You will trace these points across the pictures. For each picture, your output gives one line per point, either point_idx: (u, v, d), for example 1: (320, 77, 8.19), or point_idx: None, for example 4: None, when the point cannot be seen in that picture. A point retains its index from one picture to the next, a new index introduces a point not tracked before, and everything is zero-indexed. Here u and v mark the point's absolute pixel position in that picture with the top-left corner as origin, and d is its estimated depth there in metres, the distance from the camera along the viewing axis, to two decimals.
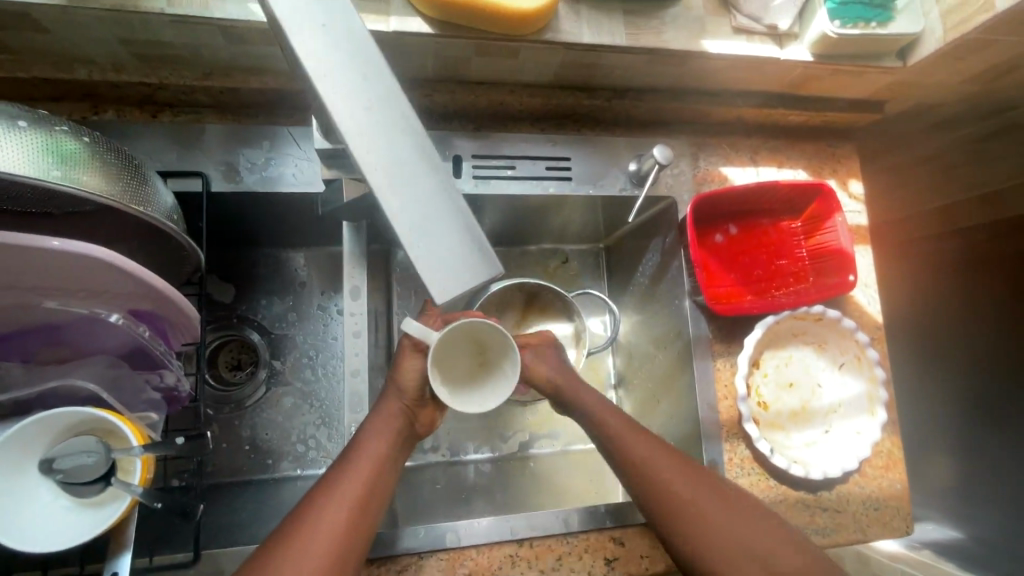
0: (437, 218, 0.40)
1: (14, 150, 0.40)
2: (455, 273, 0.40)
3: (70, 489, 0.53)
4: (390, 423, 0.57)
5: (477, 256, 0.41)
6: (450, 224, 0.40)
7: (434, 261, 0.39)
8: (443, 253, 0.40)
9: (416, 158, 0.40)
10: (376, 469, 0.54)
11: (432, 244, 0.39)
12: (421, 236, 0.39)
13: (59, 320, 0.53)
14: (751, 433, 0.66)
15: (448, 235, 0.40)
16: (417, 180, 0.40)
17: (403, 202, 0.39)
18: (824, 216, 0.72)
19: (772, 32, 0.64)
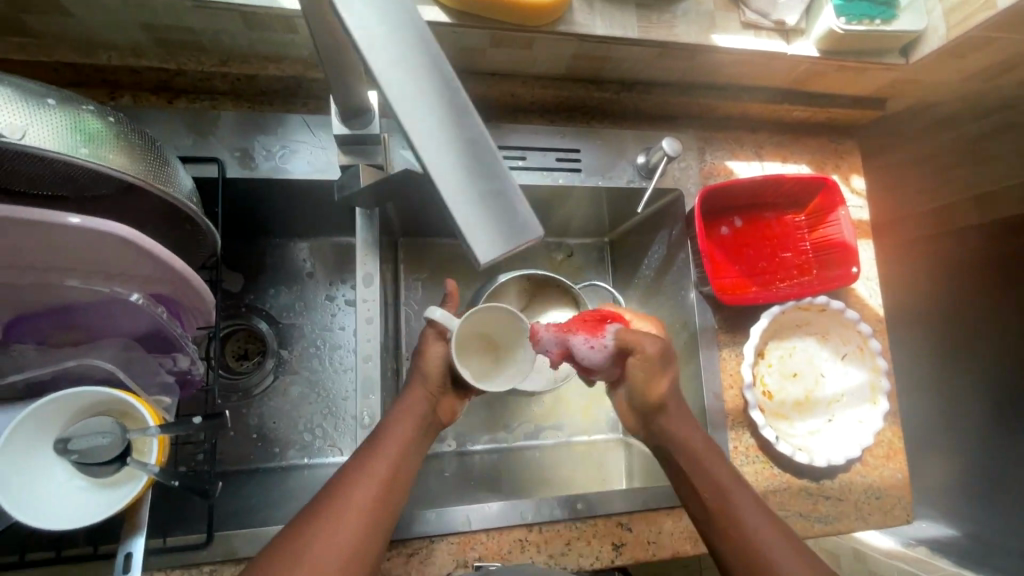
0: (478, 175, 0.32)
1: (44, 127, 0.40)
2: (501, 235, 0.32)
3: (86, 470, 0.53)
4: (410, 408, 0.58)
5: (529, 221, 0.33)
6: (493, 181, 0.32)
7: (496, 238, 0.32)
8: (504, 232, 0.32)
9: (452, 107, 0.33)
10: (404, 449, 0.55)
11: (477, 204, 0.32)
12: (460, 193, 0.32)
13: (77, 302, 0.53)
14: (757, 420, 0.67)
15: (490, 191, 0.32)
16: (456, 130, 0.32)
17: (441, 154, 0.32)
18: (827, 210, 0.73)
19: (780, 28, 0.65)
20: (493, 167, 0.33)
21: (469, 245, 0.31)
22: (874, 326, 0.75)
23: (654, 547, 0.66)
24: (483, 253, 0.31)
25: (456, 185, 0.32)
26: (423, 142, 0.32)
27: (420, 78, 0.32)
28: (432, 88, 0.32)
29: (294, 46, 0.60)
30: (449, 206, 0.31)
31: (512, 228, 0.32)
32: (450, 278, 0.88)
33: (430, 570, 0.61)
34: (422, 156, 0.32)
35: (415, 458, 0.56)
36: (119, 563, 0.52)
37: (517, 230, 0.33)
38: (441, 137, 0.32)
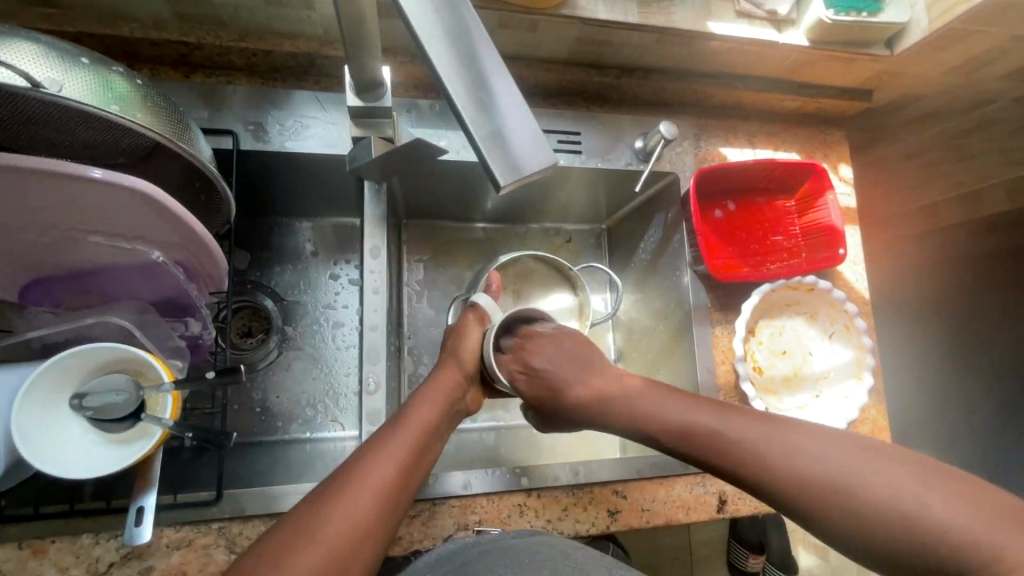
0: (496, 106, 0.35)
1: (77, 84, 0.42)
2: (519, 161, 0.35)
3: (99, 426, 0.55)
4: (437, 386, 0.59)
5: (544, 149, 0.36)
6: (510, 117, 0.35)
7: (514, 168, 0.35)
8: (522, 161, 0.35)
9: (472, 42, 0.35)
10: (426, 429, 0.54)
11: (497, 138, 0.35)
12: (483, 122, 0.35)
13: (92, 267, 0.55)
14: (747, 392, 0.70)
15: (509, 122, 0.35)
16: (476, 66, 0.35)
17: (464, 85, 0.35)
18: (816, 195, 0.77)
19: (772, 17, 0.69)
20: (511, 99, 0.36)
21: (491, 169, 0.35)
22: (861, 308, 0.78)
23: (647, 514, 0.68)
24: (504, 177, 0.35)
25: (479, 114, 0.35)
26: (447, 75, 0.35)
27: (444, 14, 0.35)
28: (454, 24, 0.35)
29: (310, 24, 0.63)
30: (473, 134, 0.35)
31: (529, 154, 0.35)
32: (451, 260, 0.90)
33: (432, 532, 0.63)
34: (447, 87, 0.35)
35: (436, 440, 0.55)
36: (131, 517, 0.53)
37: (533, 158, 0.35)
38: (463, 71, 0.35)
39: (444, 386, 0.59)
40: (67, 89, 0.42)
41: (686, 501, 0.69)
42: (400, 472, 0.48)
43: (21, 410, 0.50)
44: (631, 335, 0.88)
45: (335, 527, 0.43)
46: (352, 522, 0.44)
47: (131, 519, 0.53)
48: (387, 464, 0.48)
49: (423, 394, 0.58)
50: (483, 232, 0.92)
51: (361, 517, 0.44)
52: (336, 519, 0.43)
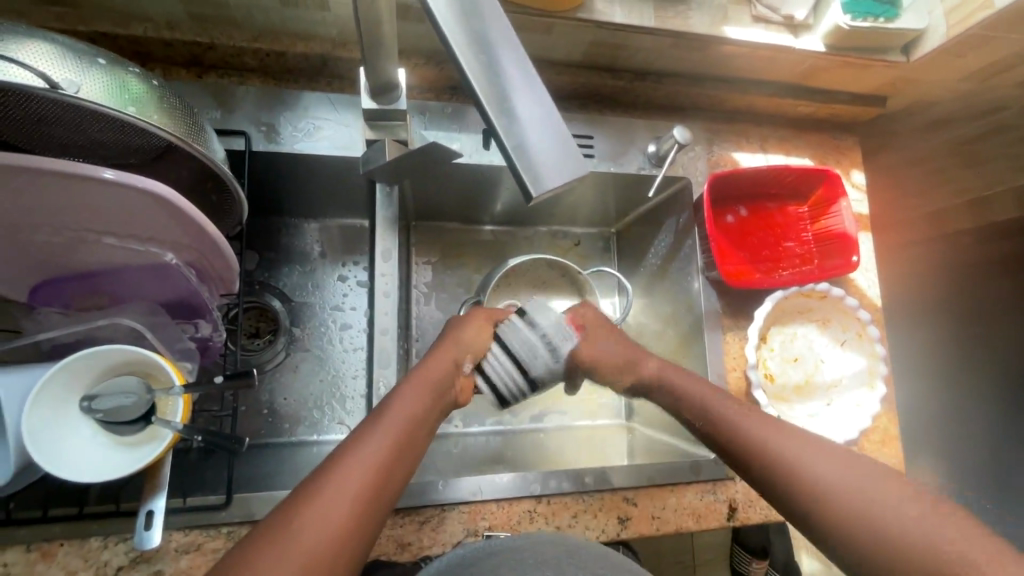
0: (532, 117, 0.35)
1: (93, 84, 0.42)
2: (553, 171, 0.34)
3: (110, 428, 0.54)
4: (421, 376, 0.55)
5: (573, 157, 0.35)
6: (538, 124, 0.35)
7: (543, 172, 0.34)
8: (550, 167, 0.34)
9: (507, 54, 0.35)
10: (407, 424, 0.50)
11: (525, 143, 0.34)
12: (517, 133, 0.34)
13: (102, 267, 0.55)
14: (760, 399, 0.69)
15: (541, 134, 0.34)
16: (505, 74, 0.35)
17: (494, 95, 0.34)
18: (829, 201, 0.76)
19: (788, 22, 0.68)
20: (545, 110, 0.35)
21: (521, 179, 0.33)
22: (872, 315, 0.78)
23: (657, 521, 0.67)
24: (536, 187, 0.33)
25: (512, 125, 0.34)
26: (480, 84, 0.34)
27: (478, 27, 0.35)
28: (487, 36, 0.35)
29: (324, 25, 0.62)
30: (503, 142, 0.34)
31: (564, 164, 0.34)
32: (460, 263, 0.90)
33: (441, 538, 0.62)
34: (479, 96, 0.34)
35: (421, 436, 0.52)
36: (141, 520, 0.53)
37: (561, 165, 0.34)
38: (497, 82, 0.35)
39: (436, 377, 0.56)
40: (83, 91, 0.41)
41: (696, 508, 0.69)
42: (379, 473, 0.46)
43: (33, 406, 0.50)
44: (640, 340, 0.88)
45: (312, 542, 0.40)
46: (329, 534, 0.41)
47: (141, 522, 0.53)
48: (364, 469, 0.45)
49: (405, 386, 0.54)
50: (491, 235, 0.92)
51: (336, 529, 0.41)
52: (312, 533, 0.40)
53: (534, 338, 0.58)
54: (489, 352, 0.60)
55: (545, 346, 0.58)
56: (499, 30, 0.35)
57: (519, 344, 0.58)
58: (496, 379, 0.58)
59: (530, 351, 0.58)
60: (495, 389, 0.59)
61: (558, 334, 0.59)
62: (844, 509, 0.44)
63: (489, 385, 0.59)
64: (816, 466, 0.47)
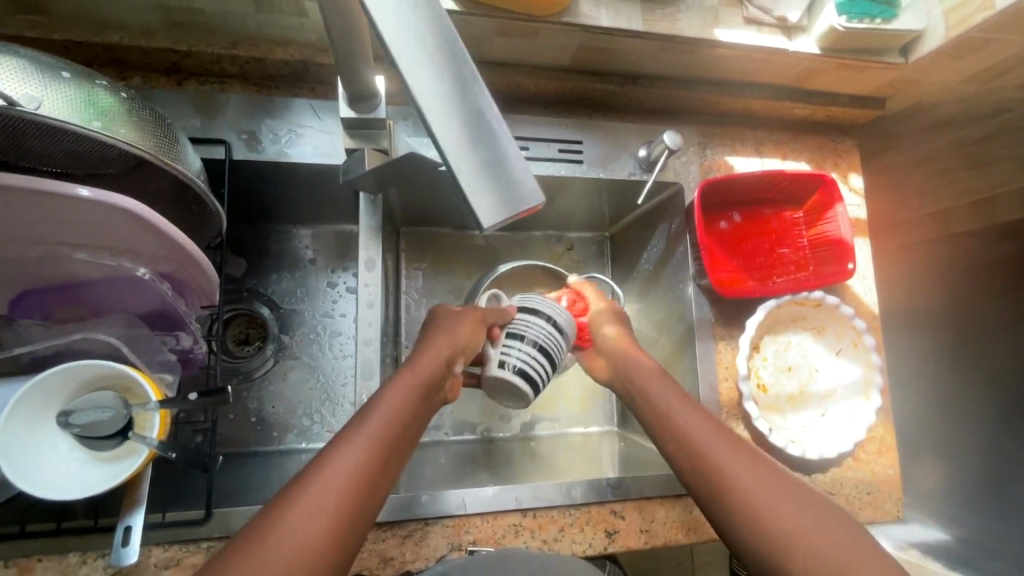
0: (483, 145, 0.33)
1: (55, 99, 0.41)
2: (501, 201, 0.34)
3: (88, 444, 0.54)
4: (417, 366, 0.54)
5: (522, 184, 0.34)
6: (488, 147, 0.33)
7: (492, 202, 0.34)
8: (499, 197, 0.34)
9: (455, 68, 0.32)
10: (391, 427, 0.48)
11: (475, 171, 0.33)
12: (469, 163, 0.33)
13: (80, 279, 0.54)
14: (751, 411, 0.68)
15: (490, 160, 0.33)
16: (454, 87, 0.32)
17: (444, 114, 0.32)
18: (825, 207, 0.74)
19: (781, 24, 0.66)
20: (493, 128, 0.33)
21: (473, 208, 0.33)
22: (869, 323, 0.76)
23: (646, 534, 0.66)
24: (489, 219, 0.34)
25: (465, 155, 0.32)
26: (428, 107, 0.31)
27: (423, 34, 0.31)
28: (433, 44, 0.31)
29: (303, 31, 0.61)
30: (452, 168, 0.32)
31: (514, 193, 0.34)
32: (451, 268, 0.88)
33: (424, 552, 0.61)
34: (427, 119, 0.31)
35: (406, 439, 0.50)
36: (118, 536, 0.52)
37: (511, 194, 0.34)
38: (447, 104, 0.32)
39: (433, 365, 0.55)
40: (46, 106, 0.40)
41: (687, 522, 0.68)
42: (359, 479, 0.44)
43: (7, 422, 0.49)
44: None
45: (289, 544, 0.39)
46: (308, 535, 0.40)
47: (119, 538, 0.52)
48: (342, 473, 0.44)
49: (389, 386, 0.52)
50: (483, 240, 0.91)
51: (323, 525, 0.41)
52: (292, 532, 0.40)
53: (541, 323, 0.63)
54: (505, 348, 0.62)
55: (553, 327, 0.63)
56: (446, 37, 0.32)
57: (543, 339, 0.62)
58: (524, 369, 0.60)
59: (544, 333, 0.62)
60: (530, 379, 0.61)
61: (559, 314, 0.65)
62: (793, 547, 0.45)
63: (521, 376, 0.60)
64: (774, 504, 0.48)
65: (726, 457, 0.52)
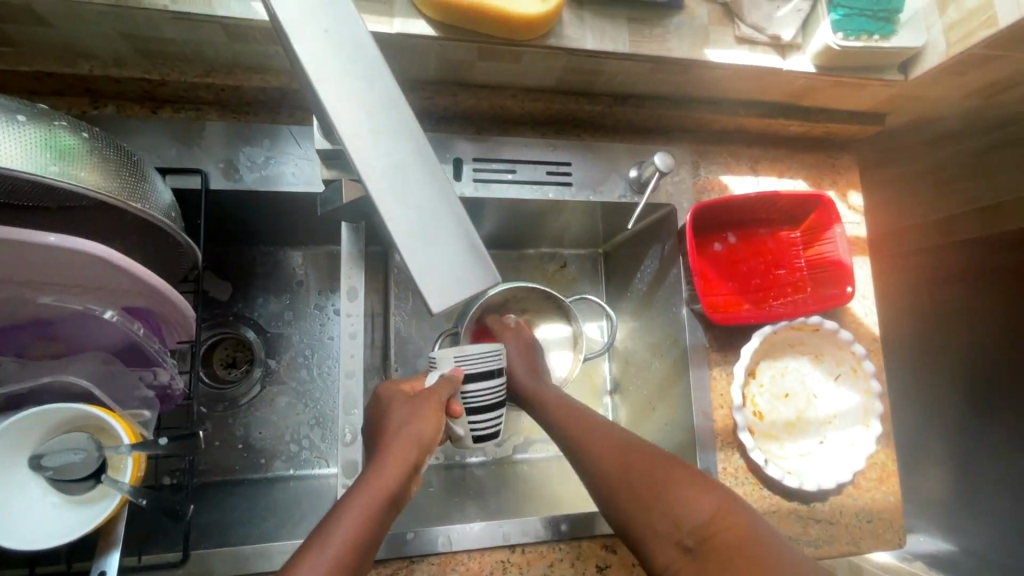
0: (437, 231, 0.36)
1: (9, 144, 0.39)
2: (450, 282, 0.36)
3: (61, 486, 0.52)
4: (401, 440, 0.52)
5: (474, 266, 0.36)
6: (442, 231, 0.36)
7: (440, 283, 0.35)
8: (448, 278, 0.35)
9: (417, 164, 0.36)
10: (360, 533, 0.45)
11: (427, 253, 0.35)
12: (420, 248, 0.35)
13: (50, 316, 0.53)
14: (746, 442, 0.66)
15: (441, 244, 0.36)
16: (409, 180, 0.36)
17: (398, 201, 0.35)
18: (822, 227, 0.72)
19: (775, 42, 0.64)
20: (447, 215, 0.36)
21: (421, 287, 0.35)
22: (869, 347, 0.74)
23: (638, 569, 0.65)
24: (437, 304, 0.35)
25: (418, 241, 0.35)
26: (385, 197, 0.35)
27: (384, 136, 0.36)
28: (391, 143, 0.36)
29: (279, 57, 0.59)
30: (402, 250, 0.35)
31: (468, 279, 0.36)
32: None
33: None
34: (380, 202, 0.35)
35: (375, 545, 0.47)
36: None
37: (460, 275, 0.36)
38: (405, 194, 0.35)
39: (414, 436, 0.53)
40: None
41: None
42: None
43: None
44: (628, 368, 0.85)
45: None
46: None
47: None
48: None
49: (355, 492, 0.48)
50: None
51: None
52: None
53: (484, 383, 0.63)
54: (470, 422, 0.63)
55: (493, 378, 0.64)
56: (411, 139, 0.36)
57: (493, 396, 0.64)
58: (485, 430, 0.64)
59: (491, 391, 0.63)
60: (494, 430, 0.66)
61: (494, 359, 0.64)
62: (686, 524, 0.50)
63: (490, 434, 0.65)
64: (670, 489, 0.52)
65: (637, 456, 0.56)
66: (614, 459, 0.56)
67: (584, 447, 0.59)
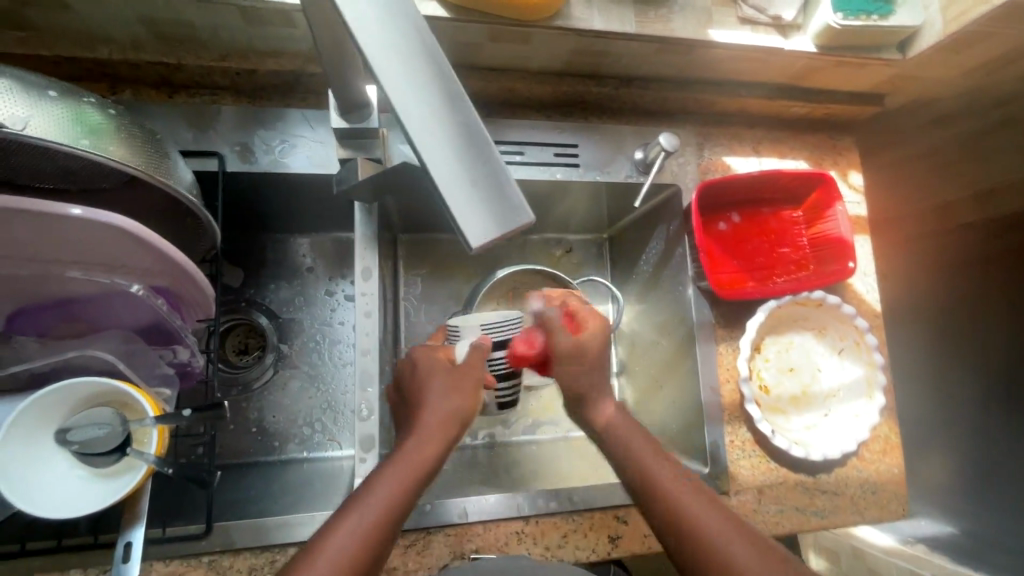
0: (472, 158, 0.33)
1: (42, 118, 0.40)
2: (488, 216, 0.32)
3: (87, 461, 0.53)
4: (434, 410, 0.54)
5: (512, 202, 0.33)
6: (477, 162, 0.33)
7: (477, 216, 0.32)
8: (486, 212, 0.32)
9: (446, 90, 0.33)
10: (393, 503, 0.47)
11: (462, 186, 0.32)
12: (454, 180, 0.32)
13: (74, 295, 0.54)
14: (752, 413, 0.68)
15: (475, 175, 0.32)
16: (438, 108, 0.33)
17: (428, 130, 0.32)
18: (824, 205, 0.74)
19: (776, 23, 0.65)
20: (479, 145, 0.33)
21: (457, 220, 0.31)
22: (871, 322, 0.75)
23: (649, 539, 0.66)
24: (475, 239, 0.31)
25: (451, 173, 0.32)
26: (416, 124, 0.32)
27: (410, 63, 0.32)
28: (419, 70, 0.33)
29: (294, 41, 0.61)
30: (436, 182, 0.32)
31: (506, 211, 0.33)
32: (450, 275, 0.88)
33: (427, 562, 0.61)
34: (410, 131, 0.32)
35: (403, 518, 0.48)
36: (119, 552, 0.52)
37: (497, 207, 0.32)
38: (438, 122, 0.32)
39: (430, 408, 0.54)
40: (33, 127, 0.40)
41: None
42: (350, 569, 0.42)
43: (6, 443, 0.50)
44: (634, 349, 0.86)
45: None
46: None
47: (119, 554, 0.52)
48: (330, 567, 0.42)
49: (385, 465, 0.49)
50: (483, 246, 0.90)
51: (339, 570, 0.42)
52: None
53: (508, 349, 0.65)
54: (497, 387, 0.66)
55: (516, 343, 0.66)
56: (441, 66, 0.34)
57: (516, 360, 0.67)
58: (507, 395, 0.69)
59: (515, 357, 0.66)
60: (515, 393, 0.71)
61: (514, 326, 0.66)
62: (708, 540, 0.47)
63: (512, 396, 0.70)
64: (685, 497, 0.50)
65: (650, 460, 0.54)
66: (687, 504, 0.50)
67: (649, 484, 0.52)
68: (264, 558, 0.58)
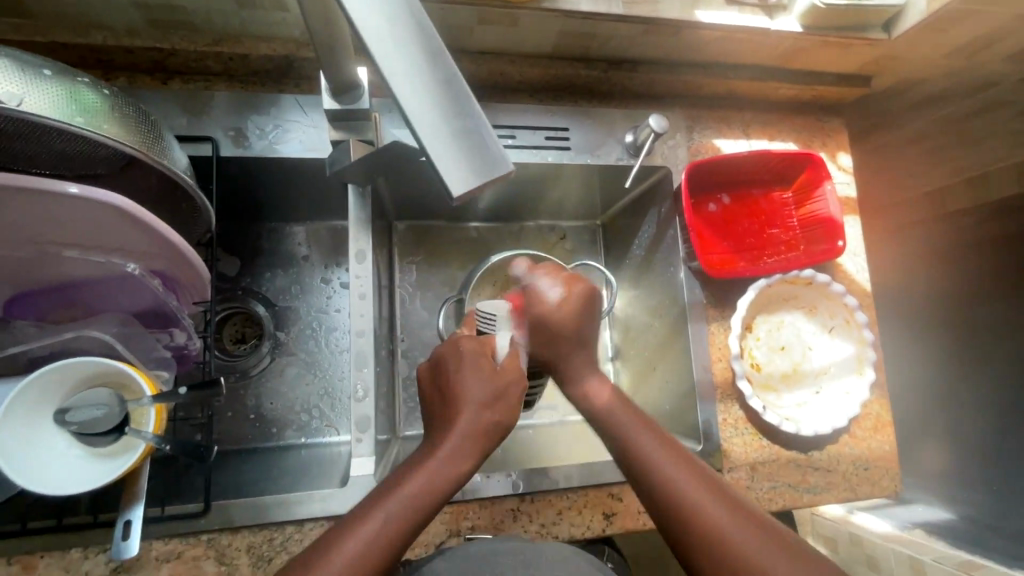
0: (454, 111, 0.34)
1: (37, 94, 0.41)
2: (470, 167, 0.33)
3: (85, 441, 0.54)
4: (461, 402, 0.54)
5: (493, 154, 0.34)
6: (457, 116, 0.34)
7: (459, 167, 0.33)
8: (467, 163, 0.33)
9: (427, 46, 0.34)
10: (418, 502, 0.48)
11: (444, 138, 0.33)
12: (437, 133, 0.33)
13: (71, 280, 0.55)
14: (744, 390, 0.69)
15: (457, 128, 0.33)
16: (420, 64, 0.33)
17: (412, 86, 0.33)
18: (813, 185, 0.75)
19: (763, 4, 0.67)
20: (460, 100, 0.34)
21: (441, 172, 0.32)
22: (861, 301, 0.76)
23: (644, 516, 0.67)
24: (459, 189, 0.32)
25: (434, 126, 0.33)
26: (397, 78, 0.33)
27: (393, 22, 0.33)
28: (402, 27, 0.33)
29: (286, 24, 0.61)
30: (420, 136, 0.33)
31: (487, 163, 0.33)
32: (445, 261, 0.89)
33: (424, 539, 0.62)
34: (395, 88, 0.33)
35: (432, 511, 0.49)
36: (119, 530, 0.53)
37: (479, 158, 0.33)
38: (419, 74, 0.33)
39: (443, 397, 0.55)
40: (28, 104, 0.40)
41: None
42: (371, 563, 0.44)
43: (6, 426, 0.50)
44: (628, 333, 0.87)
45: None
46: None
47: (119, 532, 0.53)
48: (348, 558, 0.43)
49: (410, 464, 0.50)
50: (477, 232, 0.91)
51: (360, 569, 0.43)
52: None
53: None
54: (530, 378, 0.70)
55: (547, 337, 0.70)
56: (423, 23, 0.34)
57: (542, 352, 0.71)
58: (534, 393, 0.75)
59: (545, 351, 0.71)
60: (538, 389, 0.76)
61: None
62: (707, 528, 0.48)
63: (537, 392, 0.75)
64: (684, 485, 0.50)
65: (640, 442, 0.54)
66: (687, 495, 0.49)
67: (645, 470, 0.52)
68: (262, 536, 0.59)
